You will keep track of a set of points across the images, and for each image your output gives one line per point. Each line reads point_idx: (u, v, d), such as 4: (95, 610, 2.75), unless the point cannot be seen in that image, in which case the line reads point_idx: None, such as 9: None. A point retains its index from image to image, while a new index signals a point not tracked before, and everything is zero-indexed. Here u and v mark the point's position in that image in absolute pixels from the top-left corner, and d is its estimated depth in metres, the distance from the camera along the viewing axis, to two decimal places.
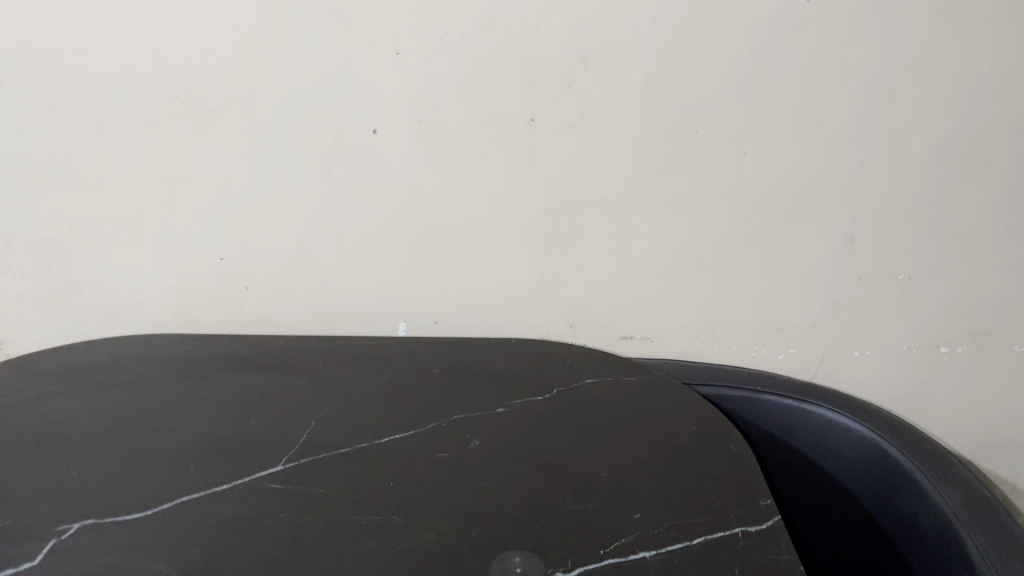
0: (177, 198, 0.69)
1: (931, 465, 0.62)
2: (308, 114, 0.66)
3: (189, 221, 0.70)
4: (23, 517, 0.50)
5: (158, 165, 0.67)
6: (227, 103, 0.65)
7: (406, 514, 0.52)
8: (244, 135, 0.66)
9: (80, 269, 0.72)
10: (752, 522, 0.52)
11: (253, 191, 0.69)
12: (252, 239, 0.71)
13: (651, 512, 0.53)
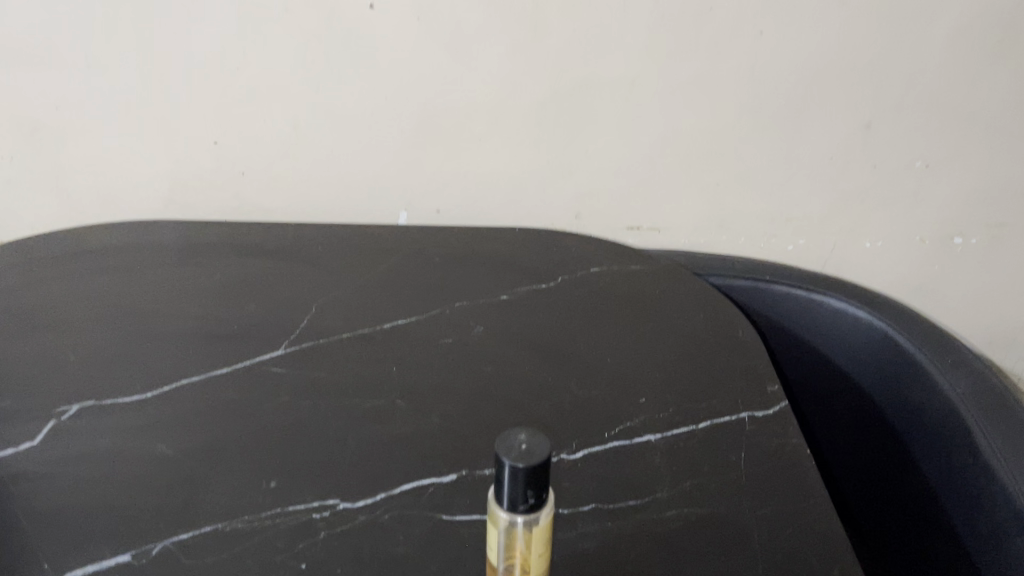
0: (166, 77, 0.66)
1: (940, 354, 0.61)
2: None
3: (179, 102, 0.67)
4: (21, 398, 0.50)
5: (144, 41, 0.64)
6: None
7: (410, 398, 0.52)
8: (234, 10, 0.63)
9: (69, 153, 0.69)
10: (760, 406, 0.51)
11: (245, 69, 0.66)
12: (245, 121, 0.68)
13: (658, 397, 0.52)
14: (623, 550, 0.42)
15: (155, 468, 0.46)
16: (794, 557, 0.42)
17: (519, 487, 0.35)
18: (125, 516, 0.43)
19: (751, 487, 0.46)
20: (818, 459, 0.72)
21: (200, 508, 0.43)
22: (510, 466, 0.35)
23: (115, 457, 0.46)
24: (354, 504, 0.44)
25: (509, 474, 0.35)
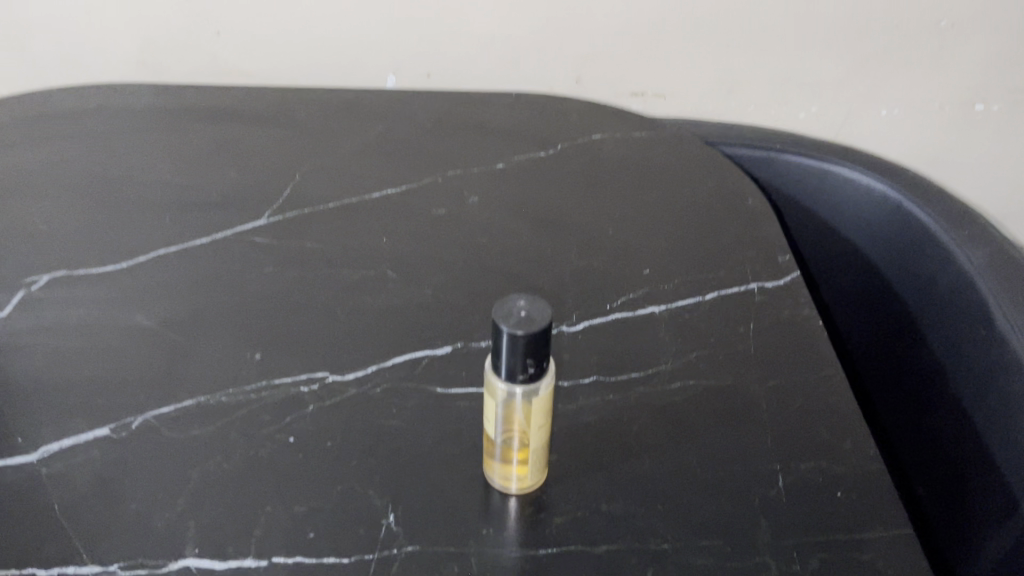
0: None
1: (958, 224, 0.57)
2: None
3: None
4: None
5: None
6: None
7: (401, 269, 0.49)
8: None
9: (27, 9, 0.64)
10: (770, 276, 0.49)
11: None
12: None
13: (663, 267, 0.49)
14: (625, 422, 0.41)
15: (133, 339, 0.44)
16: (803, 428, 0.40)
17: (517, 353, 0.33)
18: (101, 389, 0.41)
19: (760, 358, 0.44)
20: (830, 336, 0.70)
21: (181, 381, 0.42)
22: (507, 330, 0.33)
23: (89, 329, 0.44)
24: (344, 377, 0.42)
25: (506, 338, 0.33)
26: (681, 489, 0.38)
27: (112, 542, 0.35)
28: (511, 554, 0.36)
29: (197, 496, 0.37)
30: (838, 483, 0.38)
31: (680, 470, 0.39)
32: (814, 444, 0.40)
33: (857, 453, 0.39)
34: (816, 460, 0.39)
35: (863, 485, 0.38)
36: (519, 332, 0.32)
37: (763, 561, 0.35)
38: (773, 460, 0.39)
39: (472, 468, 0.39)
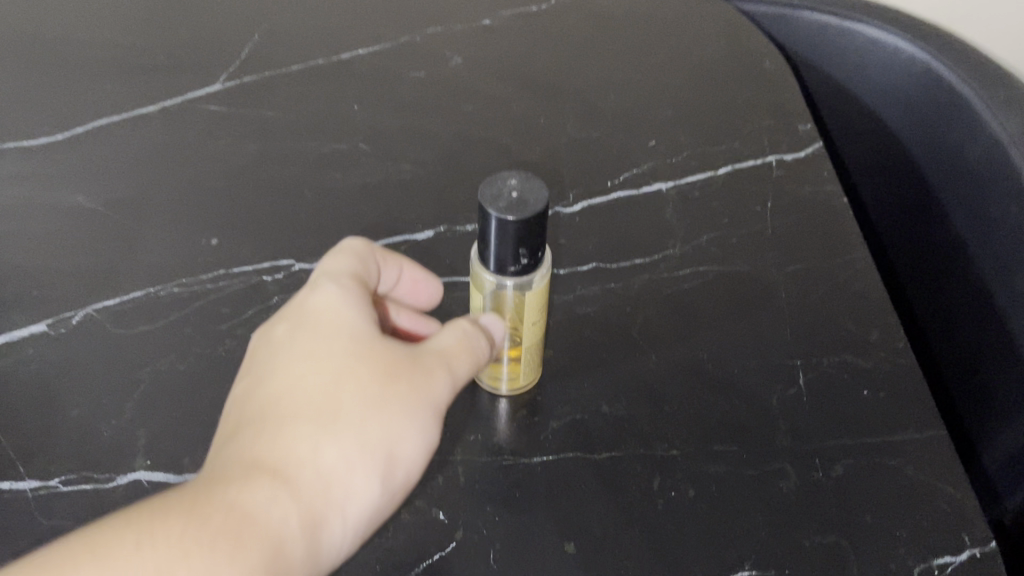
0: None
1: (990, 83, 0.50)
2: None
3: None
4: None
5: None
6: None
7: (376, 141, 0.43)
8: None
9: None
10: (791, 148, 0.43)
11: None
12: None
13: (671, 138, 0.44)
14: (627, 316, 0.37)
15: (73, 222, 0.39)
16: (826, 319, 0.36)
17: (506, 240, 0.28)
18: (36, 279, 0.36)
19: (778, 242, 0.39)
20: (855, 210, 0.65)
21: (127, 269, 0.37)
22: (495, 214, 0.28)
23: (22, 210, 0.39)
24: (312, 265, 0.38)
25: (493, 224, 0.28)
26: (690, 389, 0.34)
27: (51, 453, 0.31)
28: (502, 462, 0.32)
29: (148, 400, 0.33)
30: (865, 380, 0.34)
31: (689, 368, 0.35)
32: (837, 337, 0.36)
33: (886, 345, 0.35)
34: (841, 354, 0.35)
35: (893, 381, 0.34)
36: (509, 218, 0.27)
37: (781, 467, 0.32)
38: (792, 354, 0.35)
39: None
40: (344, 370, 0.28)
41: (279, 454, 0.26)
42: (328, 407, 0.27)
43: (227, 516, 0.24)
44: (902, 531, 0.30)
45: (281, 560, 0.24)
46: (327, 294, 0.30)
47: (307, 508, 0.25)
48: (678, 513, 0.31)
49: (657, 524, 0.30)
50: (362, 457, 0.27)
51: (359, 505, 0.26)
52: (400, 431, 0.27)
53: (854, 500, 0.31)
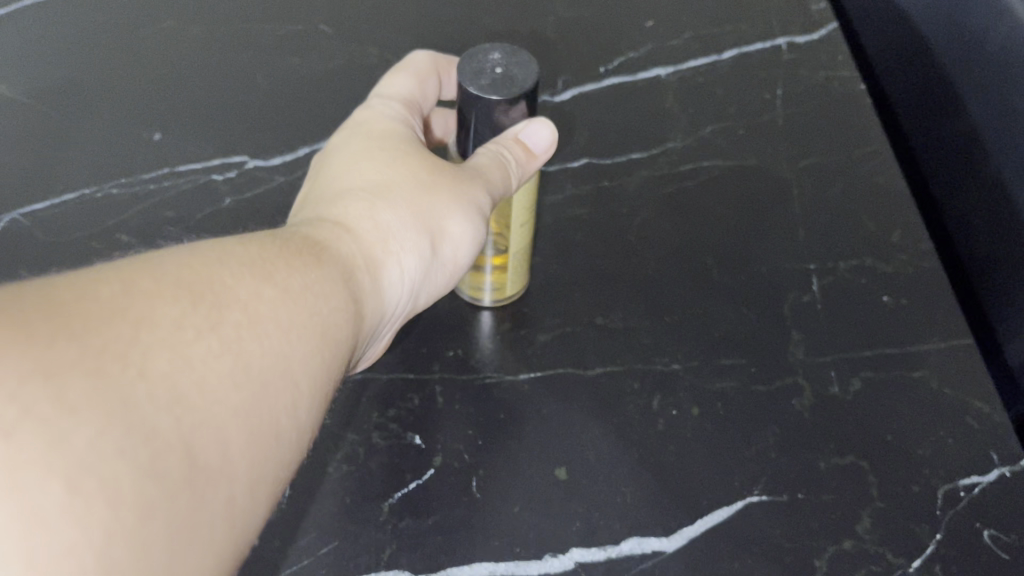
0: None
1: None
2: None
3: None
4: None
5: None
6: None
7: (338, 23, 0.38)
8: None
9: None
10: (804, 30, 0.39)
11: None
12: None
13: (671, 18, 0.39)
14: (624, 216, 0.33)
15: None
16: (843, 220, 0.33)
17: (488, 123, 0.24)
18: None
19: (790, 134, 0.35)
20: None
21: (61, 169, 0.33)
22: (474, 90, 0.24)
23: None
24: (269, 162, 0.33)
25: (474, 102, 0.24)
26: (694, 298, 0.31)
27: None
28: (485, 380, 0.29)
29: None
30: (885, 285, 0.31)
31: (693, 275, 0.31)
32: (856, 238, 0.32)
33: (909, 248, 0.32)
34: (859, 257, 0.32)
35: (916, 287, 0.31)
36: (491, 96, 0.24)
37: (794, 383, 0.29)
38: (805, 259, 0.32)
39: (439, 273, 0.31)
40: (399, 147, 0.25)
41: (339, 205, 0.23)
42: (381, 179, 0.24)
43: (305, 239, 0.21)
44: (927, 449, 0.27)
45: (356, 285, 0.21)
46: (375, 107, 0.27)
47: (371, 252, 0.22)
48: (680, 433, 0.28)
49: (657, 446, 0.27)
50: (419, 216, 0.23)
51: (419, 267, 0.23)
52: (459, 199, 0.24)
53: (875, 416, 0.28)
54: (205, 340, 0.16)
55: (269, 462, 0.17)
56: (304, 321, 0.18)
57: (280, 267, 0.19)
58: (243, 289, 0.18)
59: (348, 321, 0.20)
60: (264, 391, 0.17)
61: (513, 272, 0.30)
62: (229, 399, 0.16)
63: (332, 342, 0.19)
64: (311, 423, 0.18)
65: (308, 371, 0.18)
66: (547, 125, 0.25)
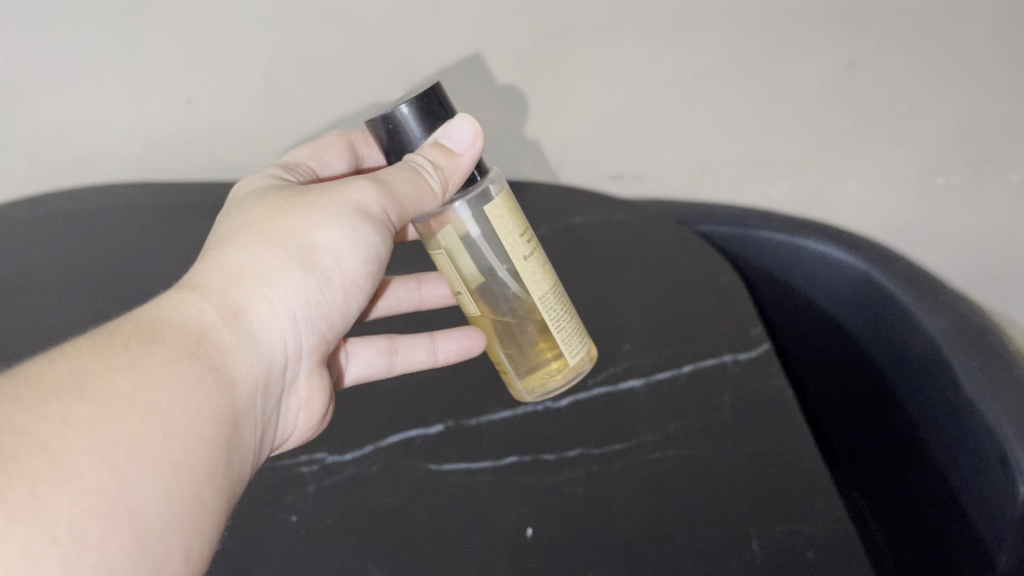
0: (102, 64, 0.59)
1: (922, 293, 0.60)
2: None
3: (121, 84, 0.61)
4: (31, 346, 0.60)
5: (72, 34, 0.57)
6: None
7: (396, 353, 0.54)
8: None
9: (38, 147, 0.65)
10: (744, 348, 0.51)
11: (181, 32, 0.58)
12: (207, 82, 0.61)
13: (640, 342, 0.53)
14: (609, 493, 0.44)
15: None
16: (780, 491, 0.42)
17: (405, 126, 0.42)
18: None
19: (738, 429, 0.46)
20: (792, 384, 0.74)
21: None
22: (390, 111, 0.42)
23: None
24: (343, 456, 0.48)
25: (392, 121, 0.42)
26: (664, 558, 0.40)
27: None
28: None
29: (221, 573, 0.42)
30: (809, 542, 0.40)
31: (661, 538, 0.41)
32: (788, 509, 0.41)
33: (828, 513, 0.41)
34: (792, 523, 0.41)
35: (836, 545, 0.39)
36: (400, 107, 0.42)
37: None
38: (748, 524, 0.41)
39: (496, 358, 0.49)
40: (255, 213, 0.40)
41: (201, 280, 0.36)
42: (242, 239, 0.38)
43: (137, 339, 0.31)
44: None
45: (190, 364, 0.32)
46: (255, 183, 0.45)
47: (223, 311, 0.35)
48: None
49: None
50: (284, 250, 0.38)
51: (292, 284, 0.38)
52: (313, 226, 0.39)
53: None
54: (5, 484, 0.24)
55: (112, 547, 0.26)
56: (127, 421, 0.28)
57: (98, 378, 0.29)
58: (49, 414, 0.27)
59: (173, 399, 0.30)
60: (94, 490, 0.26)
61: (552, 316, 0.46)
62: (61, 512, 0.25)
63: (163, 416, 0.29)
64: (161, 492, 0.28)
65: (147, 448, 0.28)
66: (469, 117, 0.42)
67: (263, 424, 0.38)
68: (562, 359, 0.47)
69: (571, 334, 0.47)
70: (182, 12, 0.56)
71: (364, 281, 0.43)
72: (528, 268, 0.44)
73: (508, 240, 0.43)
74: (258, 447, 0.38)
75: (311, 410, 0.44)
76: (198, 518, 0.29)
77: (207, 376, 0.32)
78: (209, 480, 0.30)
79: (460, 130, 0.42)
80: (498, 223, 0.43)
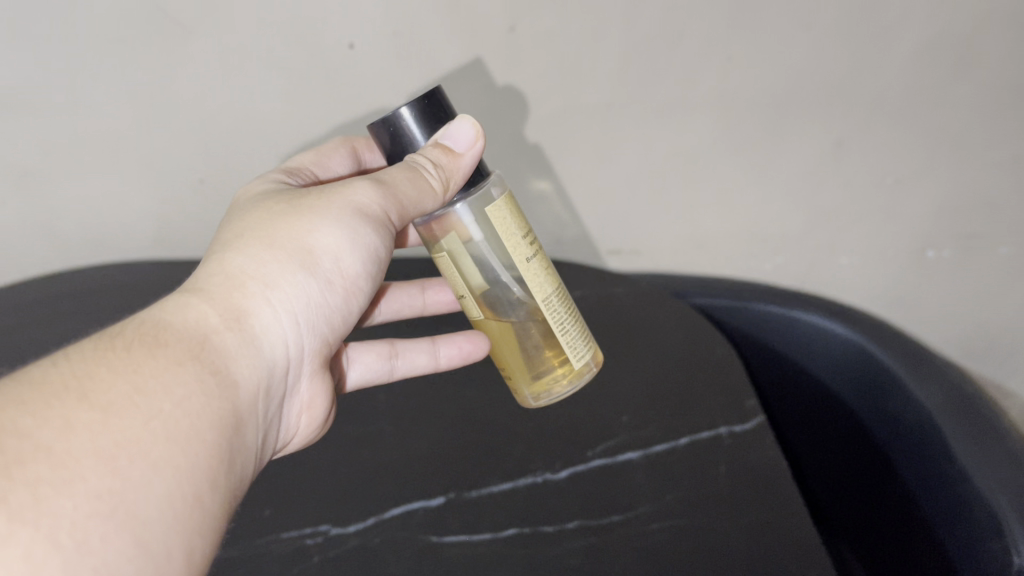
0: (122, 148, 0.62)
1: (915, 365, 0.62)
2: (247, 42, 0.56)
3: (140, 167, 0.64)
4: None
5: (94, 121, 0.60)
6: (141, 32, 0.55)
7: (399, 425, 0.55)
8: (198, 63, 0.57)
9: (56, 226, 0.68)
10: (739, 421, 0.53)
11: (198, 116, 0.61)
12: (222, 163, 0.64)
13: (638, 414, 0.54)
14: (608, 565, 0.44)
15: None
16: (776, 564, 0.43)
17: (407, 129, 0.43)
18: None
19: (735, 502, 0.47)
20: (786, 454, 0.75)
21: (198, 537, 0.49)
22: (392, 118, 0.43)
23: None
24: (346, 528, 0.47)
25: (394, 128, 0.43)
26: None
27: None
28: None
29: None
30: None
31: None
32: None
33: None
34: None
35: None
36: (402, 111, 0.43)
37: None
38: None
39: (504, 367, 0.49)
40: (259, 215, 0.41)
41: (203, 283, 0.37)
42: (246, 239, 0.39)
43: (140, 343, 0.32)
44: None
45: (191, 367, 0.33)
46: (262, 186, 0.46)
47: (225, 315, 0.36)
48: None
49: None
50: (286, 252, 0.39)
51: (293, 285, 0.39)
52: (314, 228, 0.40)
53: None
54: (8, 488, 0.25)
55: (113, 551, 0.26)
56: (127, 420, 0.29)
57: (100, 381, 0.29)
58: (51, 417, 0.27)
59: (174, 402, 0.31)
60: (97, 493, 0.26)
61: (555, 320, 0.46)
62: (65, 513, 0.25)
63: (164, 419, 0.30)
64: (164, 490, 0.28)
65: (150, 453, 0.29)
66: (471, 119, 0.43)
67: (263, 428, 0.40)
68: (567, 365, 0.47)
69: (576, 339, 0.48)
70: (200, 99, 0.59)
71: (365, 282, 0.44)
72: (529, 270, 0.45)
73: (508, 241, 0.44)
74: (260, 449, 0.39)
75: (312, 413, 0.46)
76: (201, 521, 0.30)
77: (209, 381, 0.33)
78: (211, 485, 0.31)
79: (462, 131, 0.43)
80: (498, 224, 0.44)
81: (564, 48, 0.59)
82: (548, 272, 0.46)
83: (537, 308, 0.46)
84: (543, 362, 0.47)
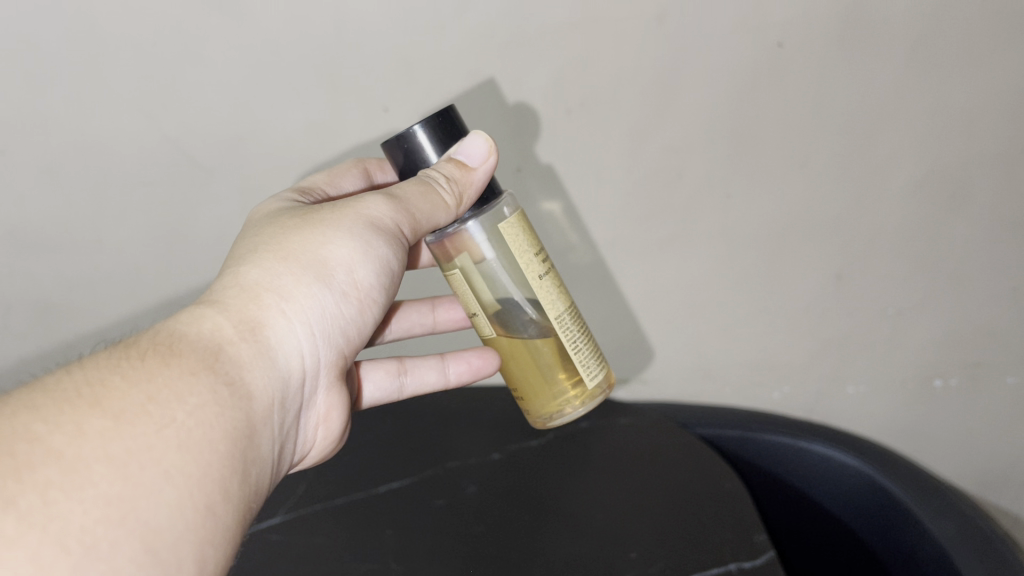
0: (142, 287, 0.64)
1: (929, 496, 0.61)
2: (265, 186, 0.59)
3: (159, 308, 0.66)
4: None
5: (117, 262, 0.62)
6: (165, 180, 0.57)
7: (402, 561, 0.55)
8: (217, 207, 0.60)
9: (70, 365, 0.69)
10: (748, 558, 0.52)
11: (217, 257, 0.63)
12: None
13: (646, 551, 0.54)
14: None
15: None
16: None
17: (419, 145, 0.45)
18: None
19: None
20: None
21: None
22: (404, 134, 0.45)
23: None
24: None
25: (408, 142, 0.45)
26: None
27: None
28: None
29: None
30: None
31: None
32: None
33: None
34: None
35: None
36: (415, 128, 0.44)
37: None
38: None
39: (517, 390, 0.50)
40: (274, 229, 0.44)
41: (221, 295, 0.40)
42: (261, 251, 0.42)
43: (154, 353, 0.35)
44: None
45: (203, 374, 0.35)
46: (276, 203, 0.49)
47: (239, 324, 0.39)
48: None
49: None
50: (301, 262, 0.42)
51: (308, 293, 0.42)
52: (327, 241, 0.43)
53: None
54: (18, 491, 0.27)
55: (121, 553, 0.28)
56: (135, 423, 0.31)
57: (113, 390, 0.32)
58: (65, 424, 0.30)
59: (184, 409, 0.33)
60: (106, 499, 0.28)
61: (567, 338, 0.47)
62: (74, 519, 0.27)
63: (171, 426, 0.32)
64: (175, 491, 0.30)
65: (161, 461, 0.31)
66: (483, 133, 0.45)
67: (281, 439, 0.42)
68: (580, 386, 0.48)
69: (589, 359, 0.48)
70: (218, 238, 0.62)
71: (379, 294, 0.46)
72: (542, 288, 0.46)
73: (522, 258, 0.46)
74: (275, 461, 0.41)
75: (330, 426, 0.48)
76: (214, 530, 0.32)
77: (223, 390, 0.35)
78: (222, 496, 0.33)
79: (475, 145, 0.45)
80: (512, 241, 0.46)
81: (566, 186, 0.61)
82: (560, 290, 0.48)
83: (550, 325, 0.47)
84: (556, 383, 0.48)
